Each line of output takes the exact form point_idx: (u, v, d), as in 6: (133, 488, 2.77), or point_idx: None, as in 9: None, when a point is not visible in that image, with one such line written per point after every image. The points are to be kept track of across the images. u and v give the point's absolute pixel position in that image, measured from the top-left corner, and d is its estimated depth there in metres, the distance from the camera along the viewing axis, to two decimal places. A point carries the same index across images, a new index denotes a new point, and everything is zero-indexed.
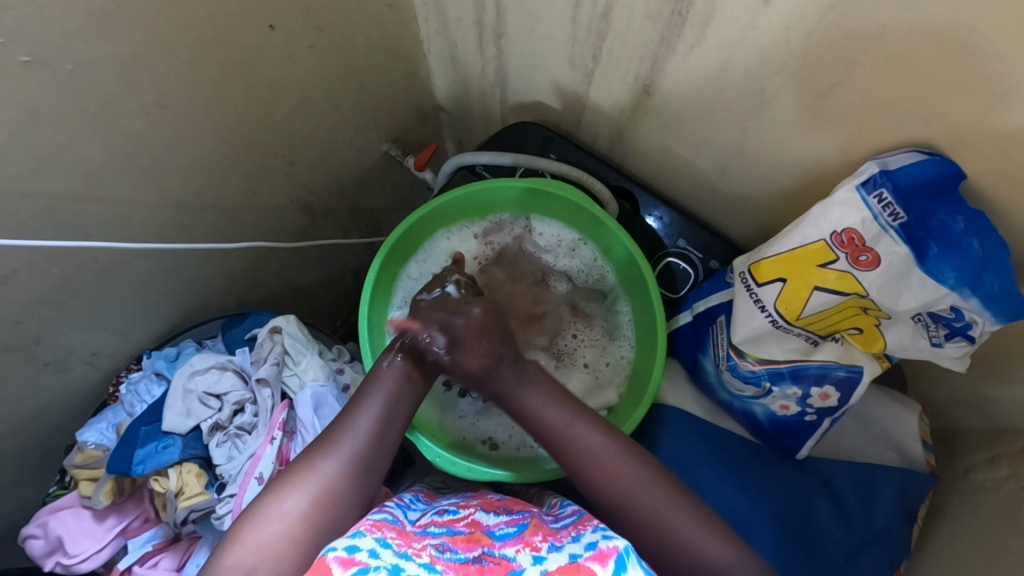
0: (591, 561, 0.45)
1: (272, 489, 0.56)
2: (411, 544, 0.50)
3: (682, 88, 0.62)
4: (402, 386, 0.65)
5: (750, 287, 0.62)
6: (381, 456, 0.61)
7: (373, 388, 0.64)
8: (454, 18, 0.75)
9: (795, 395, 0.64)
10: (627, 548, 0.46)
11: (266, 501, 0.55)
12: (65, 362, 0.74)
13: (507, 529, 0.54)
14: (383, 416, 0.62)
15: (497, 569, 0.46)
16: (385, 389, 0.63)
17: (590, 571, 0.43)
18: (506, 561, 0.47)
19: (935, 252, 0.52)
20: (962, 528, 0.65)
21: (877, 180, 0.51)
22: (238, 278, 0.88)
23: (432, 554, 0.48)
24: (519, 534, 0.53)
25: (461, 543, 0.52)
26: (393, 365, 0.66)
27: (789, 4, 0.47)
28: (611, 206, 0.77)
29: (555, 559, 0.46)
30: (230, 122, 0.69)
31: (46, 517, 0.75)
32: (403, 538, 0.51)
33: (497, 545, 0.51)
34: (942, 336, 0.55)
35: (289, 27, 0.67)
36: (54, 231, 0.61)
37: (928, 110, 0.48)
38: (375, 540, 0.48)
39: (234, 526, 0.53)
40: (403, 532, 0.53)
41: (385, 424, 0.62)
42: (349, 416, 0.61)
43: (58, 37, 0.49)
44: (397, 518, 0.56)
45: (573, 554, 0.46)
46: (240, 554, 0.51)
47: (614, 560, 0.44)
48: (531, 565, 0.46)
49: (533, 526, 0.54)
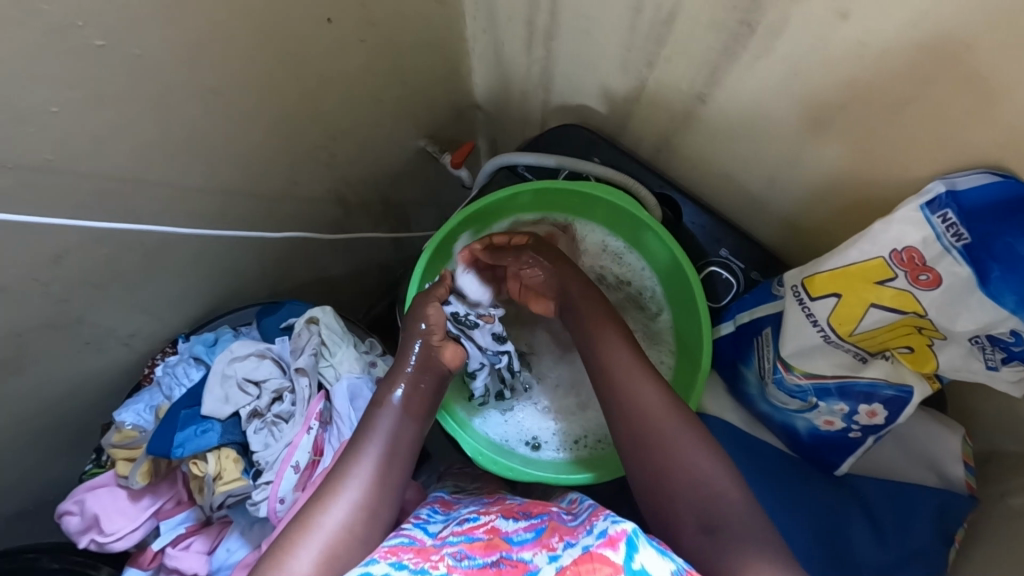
0: (602, 548, 0.44)
1: (274, 550, 0.55)
2: (428, 557, 0.51)
3: (737, 96, 0.62)
4: (400, 435, 0.64)
5: (802, 301, 0.62)
6: (383, 504, 0.61)
7: (368, 440, 0.63)
8: (505, 18, 0.76)
9: (842, 411, 0.64)
10: (636, 530, 0.45)
11: (269, 563, 0.54)
12: (106, 341, 0.75)
13: (525, 535, 0.54)
14: (382, 459, 0.62)
15: (514, 571, 0.48)
16: (382, 436, 0.63)
17: (604, 557, 0.43)
18: (523, 563, 0.48)
19: (997, 275, 0.51)
20: (998, 550, 0.65)
21: (941, 201, 0.51)
22: (273, 266, 0.89)
23: (450, 563, 0.50)
24: (538, 539, 0.52)
25: (479, 549, 0.52)
26: (388, 410, 0.65)
27: (865, 18, 0.47)
28: (655, 212, 0.76)
29: (569, 554, 0.46)
30: (281, 112, 0.70)
31: (82, 494, 0.75)
32: (420, 555, 0.52)
33: (514, 549, 0.51)
34: (998, 360, 0.55)
35: (345, 21, 0.67)
36: (108, 213, 0.61)
37: (995, 133, 0.48)
38: (390, 564, 0.50)
39: None
40: (421, 549, 0.53)
41: (386, 464, 0.62)
42: (350, 466, 0.61)
43: (132, 22, 0.50)
44: (415, 536, 0.57)
45: (584, 545, 0.46)
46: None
47: (624, 543, 0.44)
48: (546, 564, 0.46)
49: (550, 529, 0.54)
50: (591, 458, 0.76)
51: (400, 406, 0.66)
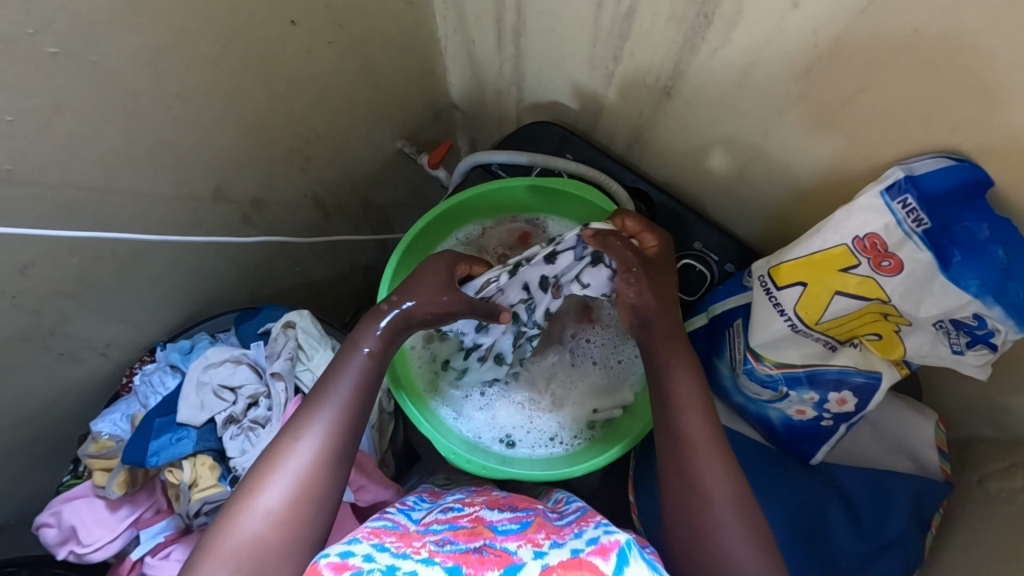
0: (592, 556, 0.44)
1: (243, 488, 0.56)
2: (410, 543, 0.50)
3: (703, 88, 0.62)
4: (370, 379, 0.62)
5: (768, 291, 0.63)
6: (350, 444, 0.60)
7: (332, 383, 0.61)
8: (474, 16, 0.75)
9: (813, 400, 0.65)
10: (629, 542, 0.46)
11: (239, 503, 0.55)
12: (79, 352, 0.74)
13: (510, 525, 0.54)
14: (348, 403, 0.60)
15: (498, 560, 0.46)
16: (352, 376, 0.61)
17: (593, 566, 0.43)
18: (507, 554, 0.47)
19: (958, 259, 0.52)
20: (975, 537, 0.65)
21: (901, 186, 0.52)
22: (251, 273, 0.88)
23: (431, 549, 0.48)
24: (522, 532, 0.52)
25: (462, 536, 0.52)
26: (358, 359, 0.62)
27: (818, 8, 0.48)
28: (627, 207, 0.76)
29: (555, 555, 0.46)
30: (250, 117, 0.70)
31: (60, 506, 0.75)
32: (402, 539, 0.51)
33: (499, 539, 0.51)
34: (963, 344, 0.56)
35: (310, 23, 0.67)
36: (74, 223, 0.61)
37: (950, 119, 0.49)
38: (371, 545, 0.48)
39: (209, 535, 0.54)
40: (404, 534, 0.52)
41: (354, 409, 0.61)
42: (311, 415, 0.59)
43: (85, 30, 0.49)
44: (398, 522, 0.56)
45: (574, 549, 0.46)
46: (219, 561, 0.52)
47: (616, 554, 0.44)
48: (531, 559, 0.46)
49: (536, 523, 0.54)
50: (564, 455, 0.77)
51: (372, 359, 0.62)
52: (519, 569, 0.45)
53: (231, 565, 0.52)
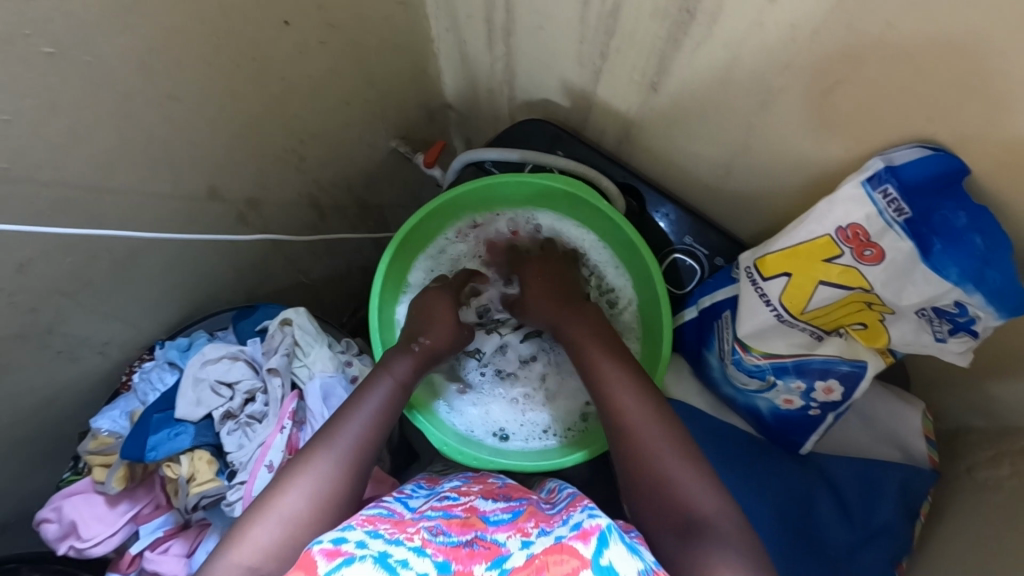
0: (574, 540, 0.45)
1: (272, 489, 0.57)
2: (404, 529, 0.51)
3: (688, 85, 0.63)
4: (396, 400, 0.67)
5: (755, 282, 0.64)
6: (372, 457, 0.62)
7: (364, 401, 0.65)
8: (464, 16, 0.76)
9: (800, 389, 0.66)
10: (610, 526, 0.46)
11: (267, 500, 0.56)
12: (78, 350, 0.75)
13: (502, 516, 0.55)
14: (376, 417, 0.64)
15: (487, 553, 0.47)
16: (382, 394, 0.66)
17: (574, 550, 0.44)
18: (497, 546, 0.48)
19: (938, 248, 0.53)
20: (962, 525, 0.66)
21: (882, 176, 0.53)
22: (248, 272, 0.89)
23: (424, 538, 0.49)
24: (513, 522, 0.53)
25: (455, 527, 0.52)
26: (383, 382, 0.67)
27: (795, 3, 0.49)
28: (619, 203, 0.77)
29: (541, 543, 0.47)
30: (244, 116, 0.71)
31: (60, 501, 0.76)
32: (396, 526, 0.51)
33: (490, 531, 0.51)
34: (946, 332, 0.57)
35: (302, 23, 0.68)
36: (70, 221, 0.62)
37: (929, 109, 0.50)
38: (364, 531, 0.49)
39: (239, 525, 0.54)
40: (398, 521, 0.53)
41: (379, 424, 0.64)
42: (338, 426, 0.62)
43: (79, 31, 0.51)
44: (394, 509, 0.57)
45: (558, 535, 0.47)
46: (244, 550, 0.52)
47: (596, 538, 0.45)
48: (518, 550, 0.47)
49: (527, 514, 0.55)
50: (558, 447, 0.77)
51: (395, 382, 0.68)
52: (505, 562, 0.46)
53: (259, 558, 0.52)
